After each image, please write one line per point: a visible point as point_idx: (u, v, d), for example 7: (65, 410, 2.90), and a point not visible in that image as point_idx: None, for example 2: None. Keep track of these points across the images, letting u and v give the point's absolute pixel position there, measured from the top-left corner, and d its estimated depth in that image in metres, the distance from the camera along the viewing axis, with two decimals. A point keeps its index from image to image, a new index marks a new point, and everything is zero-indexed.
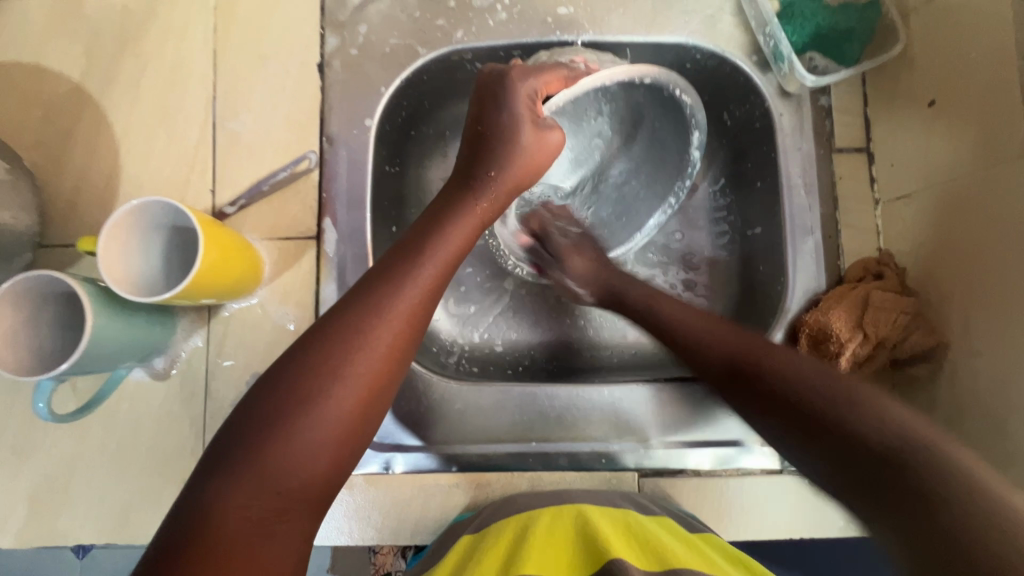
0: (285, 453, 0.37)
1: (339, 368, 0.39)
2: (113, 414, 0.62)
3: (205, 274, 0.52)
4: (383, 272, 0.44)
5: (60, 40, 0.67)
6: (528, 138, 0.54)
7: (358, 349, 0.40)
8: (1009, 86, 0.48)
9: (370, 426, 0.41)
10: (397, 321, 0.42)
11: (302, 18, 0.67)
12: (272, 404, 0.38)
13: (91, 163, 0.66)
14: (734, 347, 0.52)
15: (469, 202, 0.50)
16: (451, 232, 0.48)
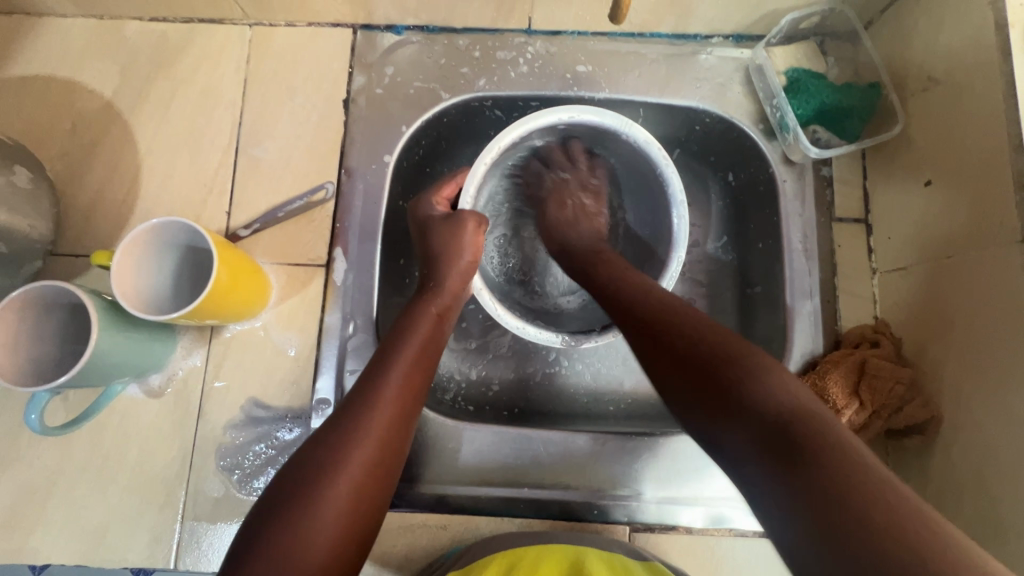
0: (304, 535, 0.40)
1: (336, 464, 0.43)
2: (102, 428, 0.61)
3: (215, 295, 0.53)
4: (366, 373, 0.49)
5: (97, 59, 0.70)
6: (455, 229, 0.60)
7: (353, 443, 0.44)
8: (1000, 174, 0.49)
9: (371, 513, 0.44)
10: (387, 414, 0.46)
11: (332, 56, 0.70)
12: (276, 509, 0.41)
13: (112, 178, 0.67)
14: (626, 307, 0.49)
15: (429, 302, 0.56)
16: (420, 331, 0.53)
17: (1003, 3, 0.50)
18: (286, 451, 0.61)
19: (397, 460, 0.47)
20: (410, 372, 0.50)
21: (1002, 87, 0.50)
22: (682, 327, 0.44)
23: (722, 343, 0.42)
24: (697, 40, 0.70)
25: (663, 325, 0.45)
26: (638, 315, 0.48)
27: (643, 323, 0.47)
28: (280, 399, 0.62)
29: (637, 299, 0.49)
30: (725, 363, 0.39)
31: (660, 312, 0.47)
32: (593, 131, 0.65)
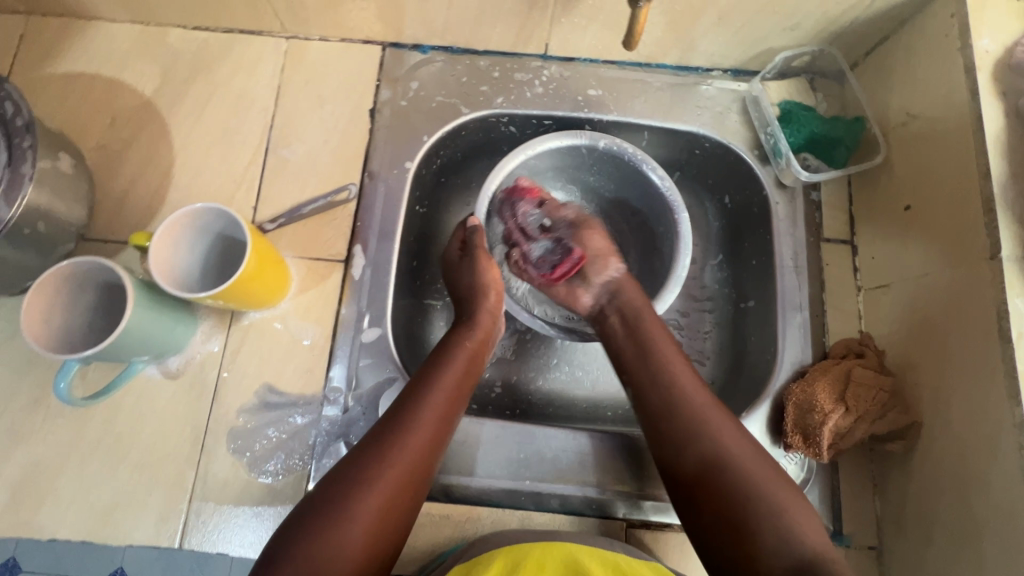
0: (337, 534, 0.47)
1: (372, 476, 0.50)
2: (118, 408, 0.63)
3: (243, 280, 0.56)
4: (407, 397, 0.56)
5: (140, 61, 0.74)
6: (475, 262, 0.67)
7: (387, 460, 0.51)
8: (971, 198, 0.54)
9: (398, 524, 0.51)
10: (422, 438, 0.53)
11: (361, 69, 0.75)
12: (320, 509, 0.48)
13: (146, 170, 0.71)
14: (673, 407, 0.56)
15: (468, 334, 0.63)
16: (457, 361, 0.60)
17: (971, 50, 0.56)
18: (296, 437, 0.63)
19: (425, 479, 0.54)
20: (446, 402, 0.57)
21: (971, 122, 0.55)
22: (717, 449, 0.52)
23: (756, 474, 0.51)
24: (698, 72, 0.76)
25: (701, 443, 0.53)
26: (677, 422, 0.55)
27: (683, 434, 0.54)
28: (293, 387, 0.64)
29: (681, 400, 0.56)
30: (752, 501, 0.49)
31: (701, 422, 0.54)
32: (568, 155, 0.75)
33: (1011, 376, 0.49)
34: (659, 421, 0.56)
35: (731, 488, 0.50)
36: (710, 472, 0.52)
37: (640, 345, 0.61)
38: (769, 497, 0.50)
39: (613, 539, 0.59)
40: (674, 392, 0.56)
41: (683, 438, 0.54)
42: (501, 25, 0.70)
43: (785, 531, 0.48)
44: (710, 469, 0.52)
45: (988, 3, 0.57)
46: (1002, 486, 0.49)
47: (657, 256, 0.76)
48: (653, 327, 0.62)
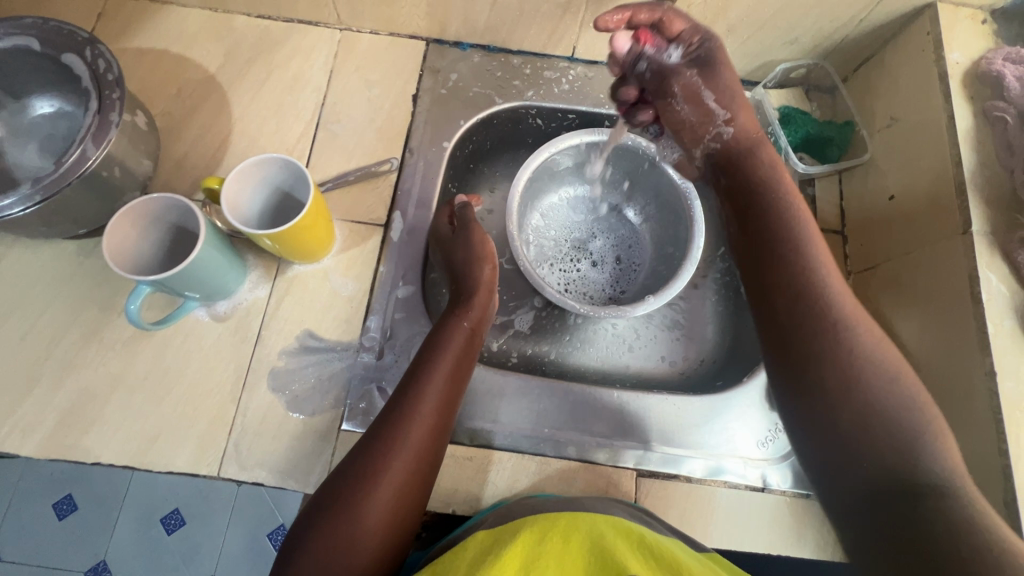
0: (353, 522, 0.51)
1: (378, 471, 0.53)
2: (167, 345, 0.67)
3: (300, 227, 0.62)
4: (406, 389, 0.58)
5: (207, 41, 0.82)
6: (466, 237, 0.70)
7: (394, 454, 0.54)
8: (946, 182, 0.62)
9: (412, 504, 0.55)
10: (424, 424, 0.56)
11: (406, 61, 0.84)
12: (333, 505, 0.52)
13: (205, 136, 0.77)
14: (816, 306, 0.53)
15: (463, 319, 0.66)
16: (452, 348, 0.62)
17: (944, 61, 0.66)
18: (332, 379, 0.68)
19: (434, 461, 0.57)
20: (444, 388, 0.60)
21: (945, 120, 0.64)
22: (861, 356, 0.50)
23: (884, 381, 0.49)
24: None
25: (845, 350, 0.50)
26: (821, 322, 0.52)
27: (825, 325, 0.52)
28: (331, 334, 0.70)
29: (830, 302, 0.53)
30: (885, 418, 0.48)
31: (845, 325, 0.52)
32: (582, 151, 0.84)
33: (982, 332, 0.56)
34: (796, 311, 0.53)
35: (866, 399, 0.49)
36: (844, 377, 0.50)
37: (782, 239, 0.57)
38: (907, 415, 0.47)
39: (619, 503, 0.63)
40: (819, 289, 0.53)
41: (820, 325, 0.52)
42: (536, 26, 0.79)
43: (918, 452, 0.46)
44: (846, 376, 0.50)
45: (958, 25, 0.67)
46: (976, 430, 0.55)
47: (671, 235, 0.84)
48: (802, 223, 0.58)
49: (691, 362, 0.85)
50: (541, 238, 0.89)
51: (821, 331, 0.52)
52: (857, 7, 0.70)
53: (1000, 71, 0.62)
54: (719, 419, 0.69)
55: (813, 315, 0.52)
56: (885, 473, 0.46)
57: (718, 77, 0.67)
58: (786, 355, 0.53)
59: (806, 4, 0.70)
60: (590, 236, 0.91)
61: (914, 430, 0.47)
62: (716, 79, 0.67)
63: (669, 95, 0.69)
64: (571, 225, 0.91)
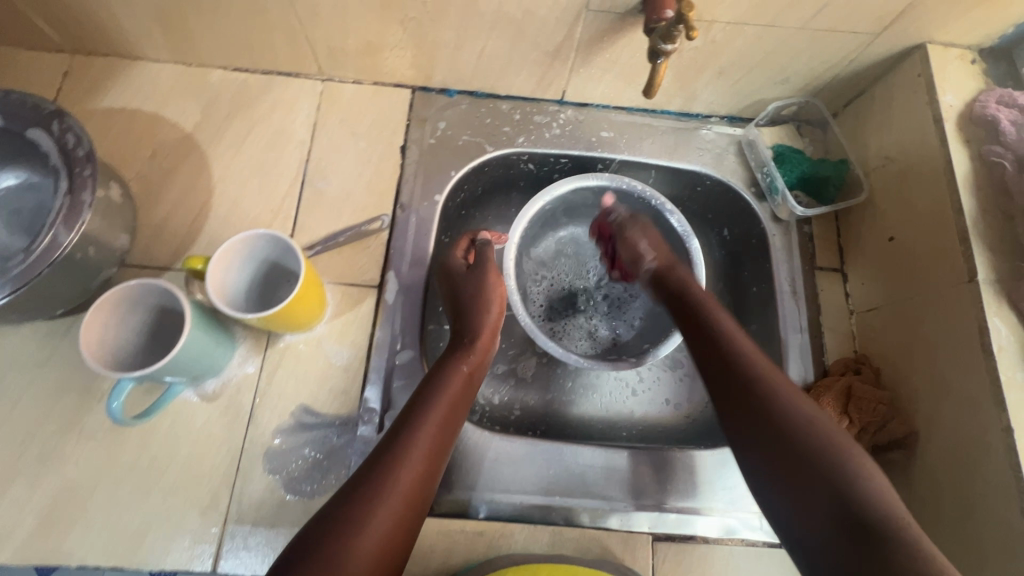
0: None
1: (361, 522, 0.47)
2: (153, 431, 0.64)
3: (294, 303, 0.60)
4: (398, 433, 0.55)
5: (182, 98, 0.78)
6: (481, 278, 0.70)
7: (379, 503, 0.49)
8: (948, 228, 0.62)
9: (397, 559, 0.49)
10: (416, 465, 0.53)
11: (392, 111, 0.81)
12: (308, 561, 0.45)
13: (184, 200, 0.74)
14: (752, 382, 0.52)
15: (463, 362, 0.63)
16: (450, 392, 0.60)
17: (938, 104, 0.65)
18: (333, 457, 0.64)
19: (422, 508, 0.52)
20: (435, 433, 0.56)
21: (943, 165, 0.63)
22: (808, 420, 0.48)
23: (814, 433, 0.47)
24: (698, 118, 0.84)
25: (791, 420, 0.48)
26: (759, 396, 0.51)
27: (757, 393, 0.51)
28: (329, 407, 0.66)
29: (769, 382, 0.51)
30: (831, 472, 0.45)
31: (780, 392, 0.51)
32: (578, 194, 0.82)
33: (996, 386, 0.55)
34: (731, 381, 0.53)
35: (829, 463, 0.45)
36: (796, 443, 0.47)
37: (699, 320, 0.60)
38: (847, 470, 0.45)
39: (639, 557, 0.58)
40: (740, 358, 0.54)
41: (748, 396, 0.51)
42: (525, 73, 0.77)
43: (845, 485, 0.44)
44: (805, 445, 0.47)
45: (948, 66, 0.67)
46: (995, 487, 0.54)
47: (673, 275, 0.83)
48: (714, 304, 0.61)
49: (695, 404, 0.83)
50: (540, 280, 0.87)
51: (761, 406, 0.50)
52: (849, 49, 0.69)
53: (995, 115, 0.62)
54: (730, 475, 0.68)
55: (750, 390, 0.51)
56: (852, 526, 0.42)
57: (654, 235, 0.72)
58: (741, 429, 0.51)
59: (798, 46, 0.69)
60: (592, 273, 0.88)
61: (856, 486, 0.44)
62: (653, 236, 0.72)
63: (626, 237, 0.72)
64: (570, 264, 0.88)
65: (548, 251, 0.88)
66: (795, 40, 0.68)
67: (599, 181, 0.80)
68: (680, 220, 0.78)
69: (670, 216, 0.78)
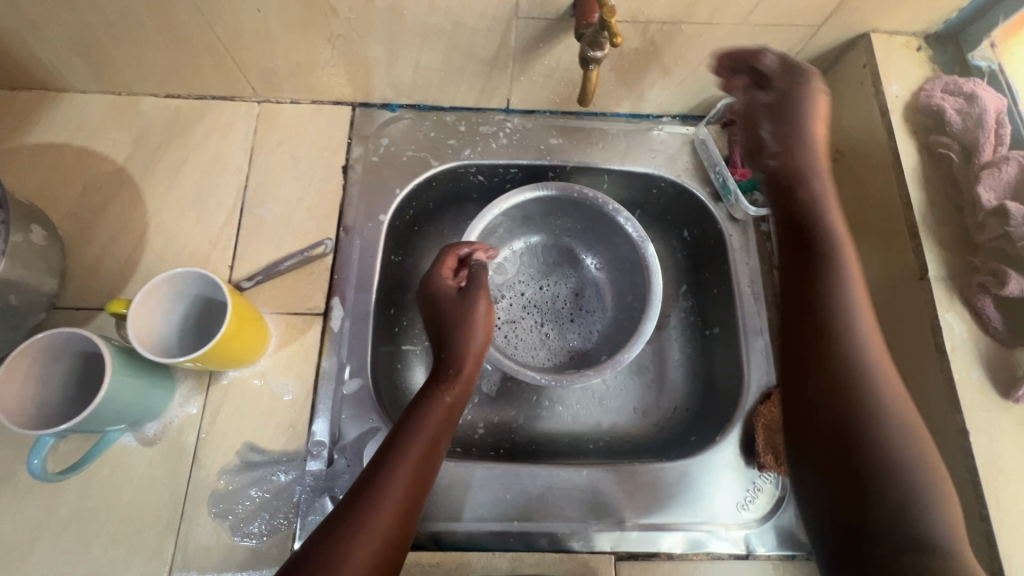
0: None
1: (337, 562, 0.47)
2: (93, 480, 0.61)
3: (227, 338, 0.57)
4: (376, 467, 0.53)
5: (113, 130, 0.76)
6: (470, 304, 0.67)
7: (354, 543, 0.48)
8: (897, 224, 0.60)
9: None
10: (391, 508, 0.51)
11: (333, 130, 0.78)
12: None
13: (118, 236, 0.71)
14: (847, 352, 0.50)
15: (446, 393, 0.61)
16: (430, 424, 0.57)
17: (884, 95, 0.63)
18: (280, 496, 0.62)
19: (399, 554, 0.51)
20: (417, 466, 0.54)
21: (891, 158, 0.62)
22: (884, 407, 0.48)
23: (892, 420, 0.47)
24: (650, 119, 0.81)
25: (870, 406, 0.47)
26: (843, 368, 0.49)
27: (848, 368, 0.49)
28: (274, 444, 0.64)
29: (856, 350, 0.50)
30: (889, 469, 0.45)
31: (869, 371, 0.49)
32: (531, 205, 0.80)
33: (951, 386, 0.53)
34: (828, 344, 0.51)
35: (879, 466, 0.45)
36: (864, 429, 0.47)
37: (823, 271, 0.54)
38: (908, 469, 0.45)
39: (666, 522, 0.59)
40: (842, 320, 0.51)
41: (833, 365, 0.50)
42: (464, 83, 0.75)
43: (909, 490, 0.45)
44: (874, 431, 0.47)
45: (893, 55, 0.65)
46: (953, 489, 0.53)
47: (631, 284, 0.81)
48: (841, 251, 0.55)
49: (664, 411, 0.80)
50: (499, 295, 0.84)
51: (839, 386, 0.49)
52: (791, 43, 0.67)
53: (940, 104, 0.60)
54: (694, 486, 0.66)
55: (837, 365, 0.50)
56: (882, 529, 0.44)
57: (816, 104, 0.58)
58: (814, 399, 0.50)
59: (739, 42, 0.66)
60: (553, 286, 0.86)
61: (920, 487, 0.45)
62: (807, 108, 0.58)
63: (780, 112, 0.58)
64: (530, 278, 0.86)
65: (506, 265, 0.86)
66: (735, 37, 0.65)
67: (550, 191, 0.78)
68: (633, 226, 0.77)
69: (624, 224, 0.77)
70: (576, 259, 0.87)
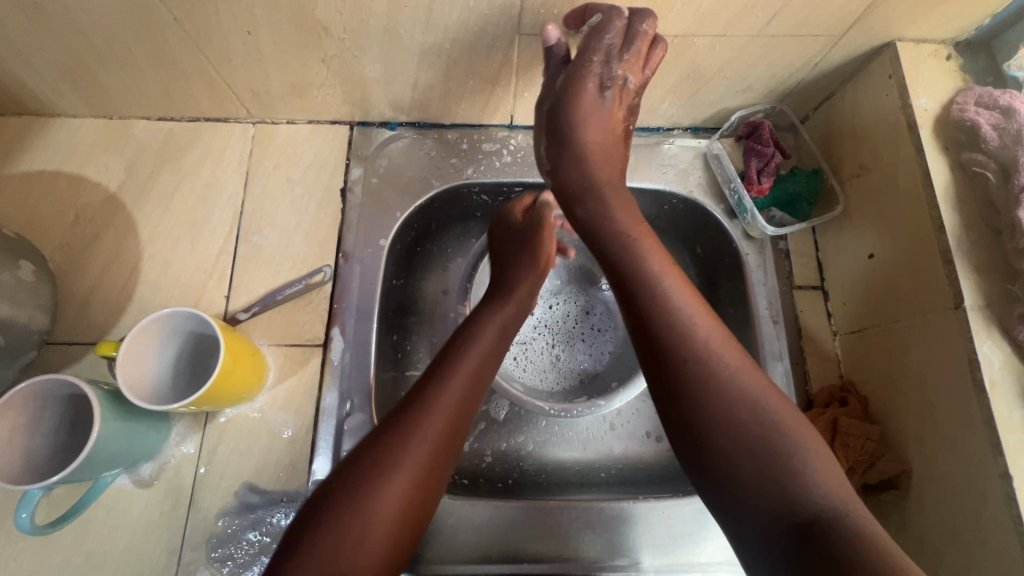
0: (362, 518, 0.43)
1: (392, 463, 0.45)
2: (88, 523, 0.60)
3: (227, 372, 0.55)
4: (429, 380, 0.52)
5: (104, 155, 0.73)
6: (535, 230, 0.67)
7: (412, 442, 0.47)
8: (930, 248, 0.57)
9: (424, 507, 0.47)
10: (451, 405, 0.50)
11: (330, 151, 0.76)
12: (333, 499, 0.44)
13: (111, 267, 0.69)
14: (687, 352, 0.48)
15: (502, 308, 0.61)
16: (488, 333, 0.57)
17: (912, 109, 0.60)
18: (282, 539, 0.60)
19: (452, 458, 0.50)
20: (476, 370, 0.54)
21: (921, 177, 0.58)
22: (728, 391, 0.45)
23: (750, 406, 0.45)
24: (659, 132, 0.77)
25: (719, 404, 0.45)
26: (683, 367, 0.47)
27: (694, 370, 0.47)
28: (275, 484, 0.62)
29: (702, 353, 0.47)
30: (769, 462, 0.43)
31: (706, 360, 0.47)
32: None
33: (991, 426, 0.50)
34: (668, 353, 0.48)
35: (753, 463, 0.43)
36: (725, 432, 0.44)
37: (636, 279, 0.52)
38: (777, 446, 0.43)
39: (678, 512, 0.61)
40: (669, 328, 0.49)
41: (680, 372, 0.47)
42: (466, 101, 0.72)
43: (791, 473, 0.42)
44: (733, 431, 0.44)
45: (921, 65, 0.61)
46: (993, 534, 0.50)
47: None
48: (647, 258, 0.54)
49: None
50: None
51: (690, 396, 0.46)
52: (810, 53, 0.63)
53: (974, 119, 0.56)
54: (712, 523, 0.63)
55: (679, 381, 0.47)
56: (789, 522, 0.41)
57: (592, 108, 0.60)
58: (677, 430, 0.47)
59: (754, 55, 0.62)
60: (565, 306, 0.82)
61: (794, 451, 0.43)
62: (584, 112, 0.60)
63: (553, 124, 0.62)
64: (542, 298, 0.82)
65: None
66: (752, 49, 0.62)
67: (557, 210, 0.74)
68: None
69: None
70: (588, 279, 0.83)
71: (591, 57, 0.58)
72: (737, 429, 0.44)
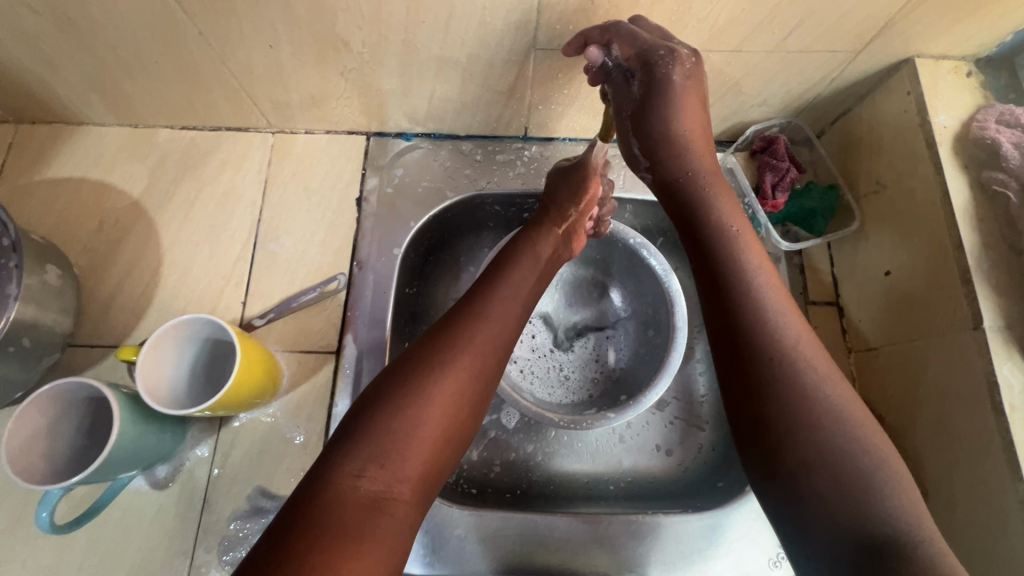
0: (407, 419, 0.45)
1: (433, 375, 0.47)
2: (103, 523, 0.61)
3: (243, 377, 0.56)
4: (466, 304, 0.54)
5: (128, 163, 0.75)
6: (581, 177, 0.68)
7: (455, 355, 0.49)
8: (949, 268, 0.56)
9: (463, 424, 0.48)
10: (490, 329, 0.52)
11: (347, 161, 0.77)
12: (372, 408, 0.45)
13: (132, 272, 0.71)
14: (773, 358, 0.47)
15: (539, 245, 0.63)
16: (528, 265, 0.60)
17: (931, 126, 0.60)
18: None
19: (489, 383, 0.51)
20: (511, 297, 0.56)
21: (940, 195, 0.58)
22: (810, 399, 0.45)
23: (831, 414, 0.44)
24: None
25: (802, 413, 0.44)
26: (761, 369, 0.47)
27: (780, 373, 0.46)
28: (286, 489, 0.63)
29: (790, 362, 0.46)
30: (846, 468, 0.42)
31: (791, 363, 0.46)
32: None
33: (1010, 451, 0.50)
34: (751, 356, 0.47)
35: (825, 468, 0.42)
36: (807, 439, 0.44)
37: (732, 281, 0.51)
38: (855, 462, 0.42)
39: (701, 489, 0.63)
40: (761, 331, 0.48)
41: (760, 374, 0.47)
42: (481, 113, 0.72)
43: (866, 481, 0.42)
44: (815, 442, 0.43)
45: (940, 82, 0.61)
46: (1010, 560, 0.49)
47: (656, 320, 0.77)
48: (742, 253, 0.53)
49: (687, 450, 0.76)
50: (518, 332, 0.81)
51: (769, 402, 0.46)
52: (828, 69, 0.62)
53: (995, 138, 0.57)
54: (721, 540, 0.63)
55: (764, 383, 0.46)
56: (855, 542, 0.40)
57: (682, 96, 0.58)
58: (749, 436, 0.47)
59: (770, 70, 0.62)
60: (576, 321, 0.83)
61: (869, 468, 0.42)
62: (675, 101, 0.58)
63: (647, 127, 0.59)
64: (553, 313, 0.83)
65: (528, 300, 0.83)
66: (768, 65, 0.61)
67: None
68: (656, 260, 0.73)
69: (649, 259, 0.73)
70: (601, 293, 0.83)
71: (660, 50, 0.54)
72: (813, 438, 0.43)
